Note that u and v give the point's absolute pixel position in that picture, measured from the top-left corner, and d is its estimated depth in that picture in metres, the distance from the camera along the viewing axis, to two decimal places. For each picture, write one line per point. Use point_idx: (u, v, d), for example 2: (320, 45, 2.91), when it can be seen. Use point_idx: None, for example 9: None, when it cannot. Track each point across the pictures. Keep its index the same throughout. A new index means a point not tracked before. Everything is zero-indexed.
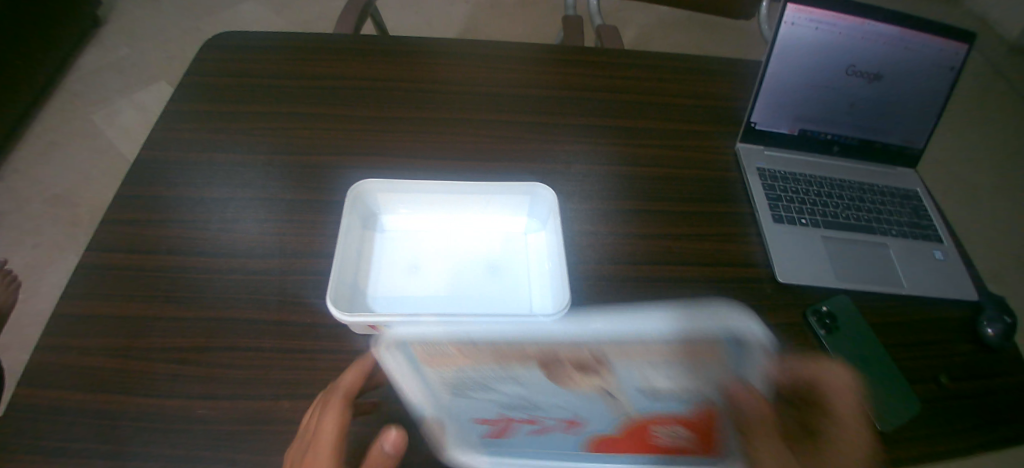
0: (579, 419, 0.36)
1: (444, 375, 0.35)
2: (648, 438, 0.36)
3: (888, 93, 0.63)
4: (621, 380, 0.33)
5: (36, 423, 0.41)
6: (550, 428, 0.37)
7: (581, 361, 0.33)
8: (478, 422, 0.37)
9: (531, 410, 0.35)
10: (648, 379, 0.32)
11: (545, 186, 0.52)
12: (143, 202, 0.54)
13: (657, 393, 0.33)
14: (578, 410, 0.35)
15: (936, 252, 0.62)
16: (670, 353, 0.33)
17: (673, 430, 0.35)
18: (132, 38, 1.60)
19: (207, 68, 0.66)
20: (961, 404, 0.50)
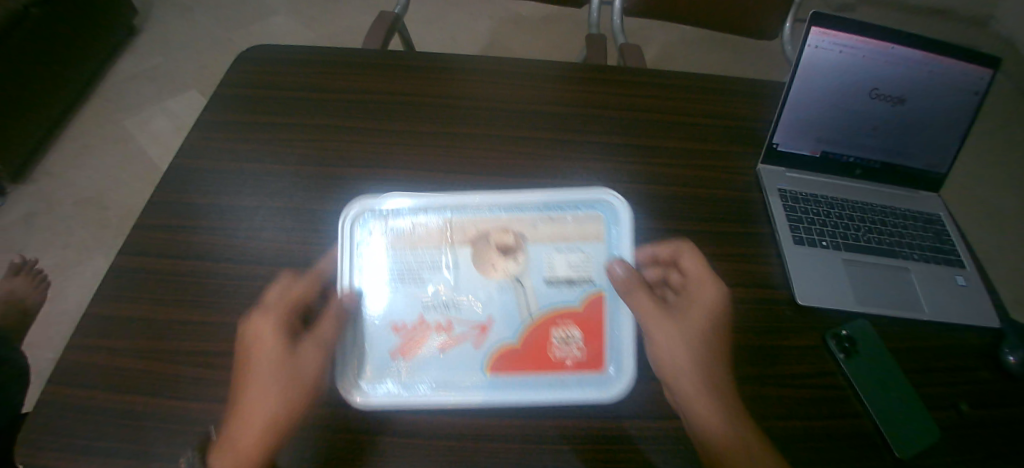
0: (489, 323, 0.48)
1: (400, 256, 0.50)
2: (543, 345, 0.47)
3: (911, 117, 0.63)
4: (533, 266, 0.50)
5: (68, 420, 0.42)
6: (456, 332, 0.48)
7: (501, 245, 0.50)
8: (393, 330, 0.48)
9: (447, 309, 0.48)
10: (552, 266, 0.50)
11: (615, 198, 0.53)
12: (175, 209, 0.56)
13: (556, 276, 0.50)
14: (495, 301, 0.49)
15: (959, 278, 0.61)
16: (569, 241, 0.51)
17: (569, 333, 0.48)
18: (164, 47, 1.66)
19: (239, 80, 0.69)
20: (983, 434, 0.49)
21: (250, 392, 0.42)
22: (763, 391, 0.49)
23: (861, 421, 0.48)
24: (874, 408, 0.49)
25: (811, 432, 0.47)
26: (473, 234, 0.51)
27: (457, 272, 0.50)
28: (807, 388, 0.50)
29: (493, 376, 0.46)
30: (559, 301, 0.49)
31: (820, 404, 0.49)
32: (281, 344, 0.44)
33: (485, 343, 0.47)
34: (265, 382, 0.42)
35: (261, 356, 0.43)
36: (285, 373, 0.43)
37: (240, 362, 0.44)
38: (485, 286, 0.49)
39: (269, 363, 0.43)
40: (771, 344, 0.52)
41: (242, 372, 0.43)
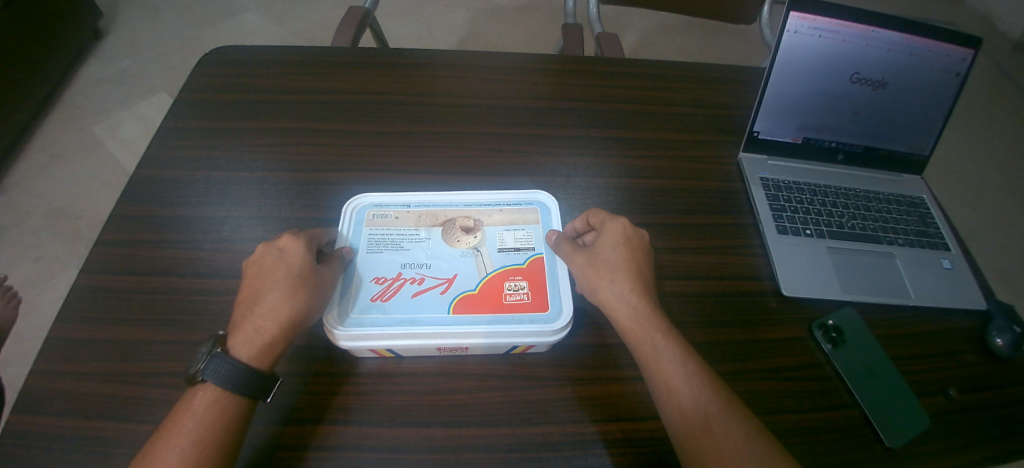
0: (454, 277, 0.47)
1: (376, 234, 0.50)
2: (499, 292, 0.46)
3: (892, 100, 0.62)
4: (487, 239, 0.50)
5: (29, 451, 0.40)
6: (428, 285, 0.46)
7: (464, 226, 0.51)
8: (375, 281, 0.46)
9: (420, 267, 0.48)
10: (502, 240, 0.50)
11: (550, 196, 0.54)
12: (138, 223, 0.53)
13: (505, 246, 0.50)
14: (456, 265, 0.48)
15: (944, 261, 0.61)
16: (516, 221, 0.52)
17: (518, 283, 0.47)
18: (133, 50, 1.61)
19: (204, 84, 0.66)
20: (972, 418, 0.49)
21: (259, 298, 0.43)
22: (751, 387, 0.48)
23: (850, 412, 0.48)
24: (862, 398, 0.48)
25: (801, 426, 0.46)
26: (441, 216, 0.51)
27: (426, 244, 0.49)
28: (796, 381, 0.49)
29: (453, 318, 0.44)
30: (507, 263, 0.48)
31: (809, 396, 0.48)
32: (287, 257, 0.45)
33: (450, 293, 0.46)
34: (273, 288, 0.43)
35: (269, 266, 0.45)
36: (288, 283, 0.43)
37: (251, 272, 0.45)
38: (446, 253, 0.49)
39: (276, 273, 0.44)
40: (759, 338, 0.51)
41: (253, 281, 0.45)
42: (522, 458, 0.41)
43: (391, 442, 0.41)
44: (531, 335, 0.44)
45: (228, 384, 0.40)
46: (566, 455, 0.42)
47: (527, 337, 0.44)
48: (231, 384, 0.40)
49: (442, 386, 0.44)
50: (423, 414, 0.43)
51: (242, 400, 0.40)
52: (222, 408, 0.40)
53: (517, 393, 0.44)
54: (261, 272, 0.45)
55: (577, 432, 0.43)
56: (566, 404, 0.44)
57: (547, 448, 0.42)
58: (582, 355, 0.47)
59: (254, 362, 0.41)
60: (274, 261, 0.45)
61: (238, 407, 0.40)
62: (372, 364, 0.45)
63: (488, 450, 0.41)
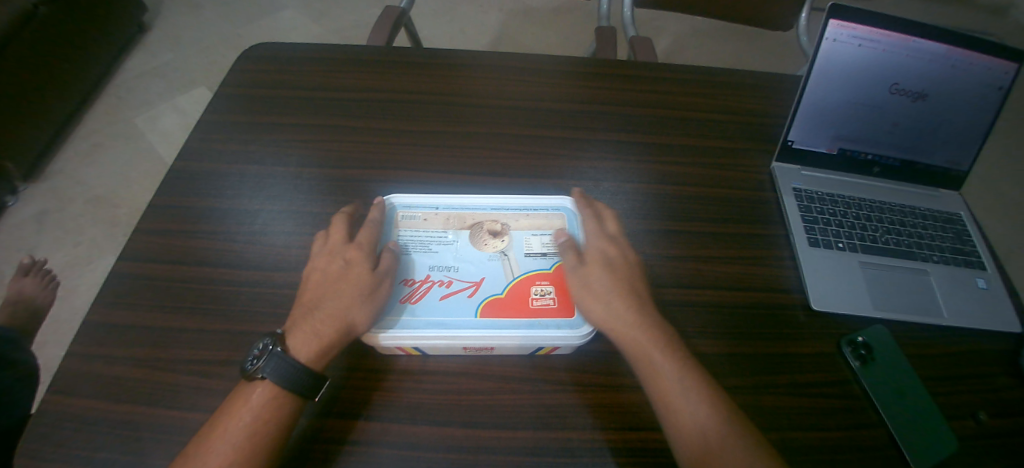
0: (481, 281, 0.47)
1: (405, 236, 0.51)
2: (526, 296, 0.47)
3: (933, 112, 0.60)
4: (514, 243, 0.50)
5: (66, 430, 0.42)
6: (456, 288, 0.47)
7: (491, 229, 0.51)
8: (404, 282, 0.47)
9: (447, 270, 0.48)
10: (530, 245, 0.50)
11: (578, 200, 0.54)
12: (175, 213, 0.55)
13: (532, 250, 0.50)
14: (483, 268, 0.48)
15: (980, 281, 0.59)
16: (543, 226, 0.52)
17: (544, 288, 0.47)
18: (171, 43, 1.66)
19: (241, 79, 0.67)
20: (1006, 445, 0.47)
21: (320, 300, 0.45)
22: (776, 402, 0.47)
23: (877, 432, 0.46)
24: (889, 418, 0.47)
25: (826, 443, 0.45)
26: (469, 220, 0.52)
27: (454, 247, 0.50)
28: (823, 397, 0.48)
29: (481, 322, 0.45)
30: (534, 268, 0.49)
31: (836, 414, 0.47)
32: (352, 264, 0.46)
33: (479, 297, 0.47)
34: (335, 292, 0.45)
35: (335, 271, 0.46)
36: (351, 288, 0.45)
37: (316, 276, 0.47)
38: (474, 256, 0.49)
39: (341, 278, 0.46)
40: (785, 352, 0.50)
41: (317, 283, 0.46)
42: (541, 462, 0.41)
43: (412, 440, 0.42)
44: (555, 334, 0.45)
45: (284, 381, 0.40)
46: (585, 462, 0.42)
47: (550, 336, 0.44)
48: (288, 381, 0.41)
49: (463, 386, 0.45)
50: (443, 413, 0.43)
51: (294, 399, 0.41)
52: (277, 404, 0.40)
53: (538, 397, 0.44)
54: (325, 273, 0.46)
55: (596, 439, 0.43)
56: (585, 410, 0.44)
57: (566, 453, 0.42)
58: (604, 361, 0.47)
59: (310, 362, 0.42)
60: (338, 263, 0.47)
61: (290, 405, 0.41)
62: (396, 362, 0.46)
63: (508, 453, 0.41)
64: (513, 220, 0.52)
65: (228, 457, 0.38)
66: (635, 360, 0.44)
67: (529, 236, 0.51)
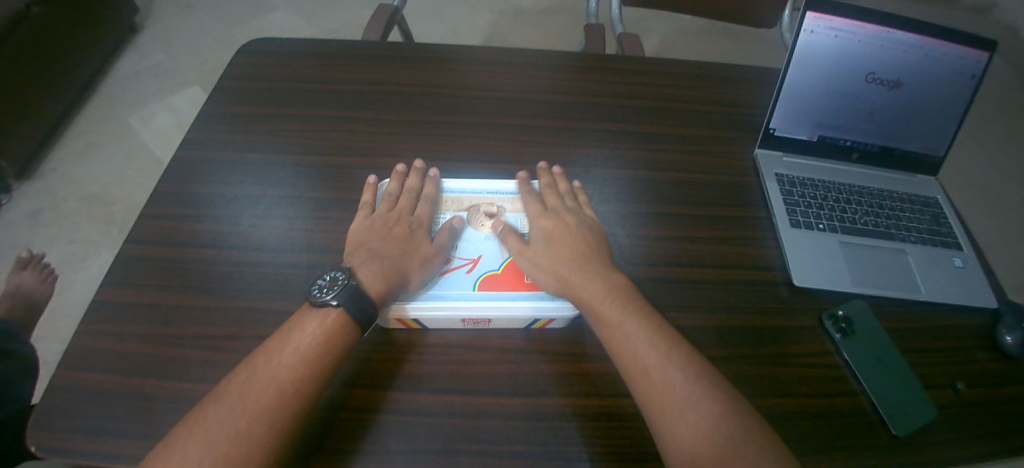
0: (478, 259, 0.51)
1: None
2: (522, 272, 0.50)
3: (907, 101, 0.63)
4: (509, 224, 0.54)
5: (77, 404, 0.43)
6: (455, 264, 0.50)
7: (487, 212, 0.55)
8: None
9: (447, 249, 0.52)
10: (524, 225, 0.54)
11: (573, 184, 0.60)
12: (179, 199, 0.57)
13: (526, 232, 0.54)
14: (481, 246, 0.52)
15: (956, 260, 0.61)
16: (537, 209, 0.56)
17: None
18: (167, 44, 1.67)
19: (241, 74, 0.69)
20: (981, 411, 0.49)
21: (388, 252, 0.49)
22: (760, 371, 0.49)
23: (858, 398, 0.48)
24: (870, 385, 0.49)
25: (809, 409, 0.47)
26: (466, 203, 0.56)
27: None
28: (806, 367, 0.50)
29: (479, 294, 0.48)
30: None
31: (819, 383, 0.49)
32: (417, 231, 0.52)
33: (476, 272, 0.50)
34: (402, 248, 0.50)
35: (401, 233, 0.51)
36: (417, 247, 0.50)
37: (382, 232, 0.52)
38: (471, 236, 0.53)
39: (407, 239, 0.51)
40: (769, 325, 0.52)
41: (382, 239, 0.51)
42: (538, 426, 0.43)
43: (413, 407, 0.43)
44: (549, 306, 0.47)
45: (352, 307, 0.44)
46: (579, 426, 0.43)
47: (546, 307, 0.47)
48: (354, 309, 0.44)
49: (462, 358, 0.46)
50: (442, 382, 0.45)
51: (319, 374, 0.42)
52: (302, 377, 0.41)
53: (534, 366, 0.46)
54: (387, 232, 0.51)
55: (591, 405, 0.44)
56: (580, 378, 0.46)
57: (561, 418, 0.44)
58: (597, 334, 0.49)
59: (375, 297, 0.45)
60: (399, 225, 0.52)
61: (314, 380, 0.41)
62: (397, 337, 0.48)
63: (505, 418, 0.43)
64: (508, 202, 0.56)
65: (247, 423, 0.38)
66: (594, 320, 0.47)
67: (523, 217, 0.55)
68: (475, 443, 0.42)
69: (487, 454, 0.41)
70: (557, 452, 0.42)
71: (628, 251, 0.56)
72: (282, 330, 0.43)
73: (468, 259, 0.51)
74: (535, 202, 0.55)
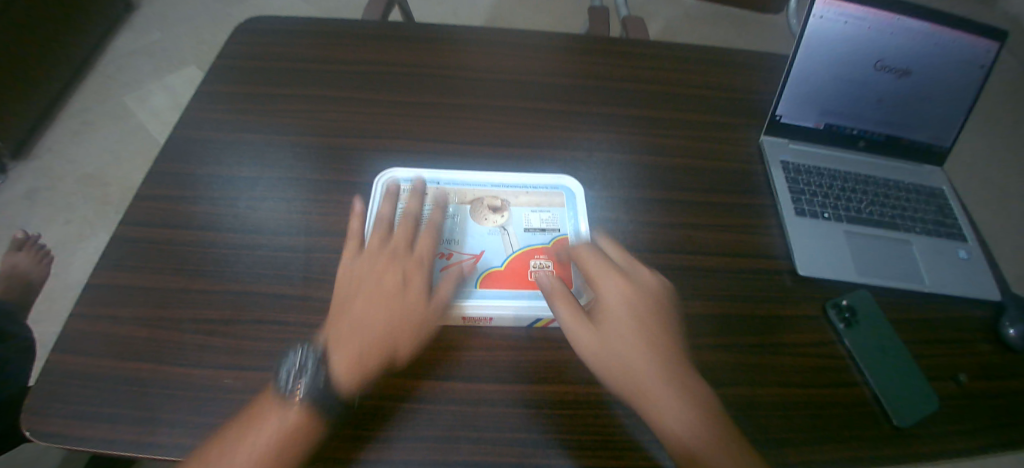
0: (480, 254, 0.49)
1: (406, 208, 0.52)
2: (525, 270, 0.49)
3: (916, 90, 0.62)
4: (513, 219, 0.52)
5: (72, 387, 0.42)
6: (457, 259, 0.49)
7: (491, 206, 0.53)
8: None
9: (448, 243, 0.50)
10: (528, 221, 0.52)
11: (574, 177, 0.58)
12: (175, 180, 0.55)
13: (531, 226, 0.51)
14: (483, 243, 0.50)
15: (960, 252, 0.61)
16: (543, 203, 0.53)
17: (543, 262, 0.49)
18: (161, 22, 1.64)
19: (237, 52, 0.68)
20: (982, 403, 0.49)
21: (374, 309, 0.43)
22: (763, 360, 0.48)
23: (860, 389, 0.48)
24: (873, 376, 0.48)
25: (811, 399, 0.46)
26: (469, 196, 0.53)
27: (454, 220, 0.51)
28: (808, 357, 0.49)
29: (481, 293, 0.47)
30: (532, 242, 0.50)
31: (822, 373, 0.48)
32: (410, 278, 0.46)
33: (478, 270, 0.48)
34: (391, 304, 0.44)
35: (391, 280, 0.45)
36: (408, 304, 0.44)
37: (370, 278, 0.45)
38: (474, 230, 0.51)
39: (398, 290, 0.45)
40: (772, 315, 0.52)
41: (370, 288, 0.45)
42: (538, 413, 0.43)
43: (412, 393, 0.43)
44: (552, 307, 0.47)
45: (319, 399, 0.39)
46: (580, 414, 0.43)
47: (548, 308, 0.46)
48: (322, 399, 0.39)
49: (462, 344, 0.46)
50: (443, 367, 0.45)
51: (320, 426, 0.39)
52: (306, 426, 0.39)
53: (535, 354, 0.46)
54: (377, 282, 0.45)
55: (591, 393, 0.44)
56: (581, 366, 0.46)
57: (561, 406, 0.43)
58: None
59: (350, 376, 0.40)
60: (393, 273, 0.46)
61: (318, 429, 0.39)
62: None
63: (505, 406, 0.43)
64: (513, 196, 0.54)
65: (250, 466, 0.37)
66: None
67: (527, 211, 0.53)
68: (474, 430, 0.41)
69: (486, 441, 0.41)
70: (557, 440, 0.42)
71: (630, 239, 0.55)
72: (280, 376, 0.40)
73: (470, 255, 0.49)
74: (596, 255, 0.48)
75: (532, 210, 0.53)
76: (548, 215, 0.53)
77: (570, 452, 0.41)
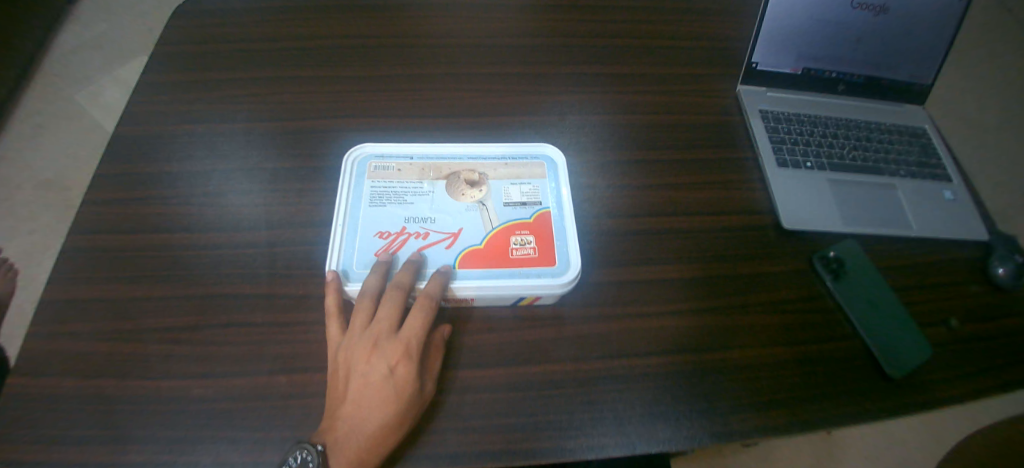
0: (458, 232, 0.46)
1: (379, 186, 0.49)
2: (505, 246, 0.46)
3: (896, 26, 0.59)
4: (492, 193, 0.49)
5: (34, 411, 0.40)
6: (433, 240, 0.46)
7: (468, 180, 0.50)
8: (379, 236, 0.46)
9: (424, 221, 0.47)
10: (508, 194, 0.49)
11: (553, 144, 0.55)
12: (123, 181, 0.52)
13: (510, 200, 0.48)
14: (461, 220, 0.47)
15: (946, 193, 0.59)
16: (522, 175, 0.50)
17: (524, 238, 0.46)
18: (105, 10, 1.54)
19: (177, 35, 0.62)
20: (970, 346, 0.49)
21: (366, 411, 0.38)
22: (750, 321, 0.47)
23: (850, 342, 0.47)
24: (863, 327, 0.48)
25: (801, 356, 0.46)
26: (445, 170, 0.51)
27: (430, 197, 0.48)
28: (796, 314, 0.48)
29: (459, 273, 0.44)
30: (513, 217, 0.47)
31: (811, 328, 0.48)
32: (400, 367, 0.40)
33: (455, 249, 0.45)
34: (384, 403, 0.38)
35: (379, 372, 0.39)
36: (402, 400, 0.39)
37: (357, 371, 0.40)
38: (450, 207, 0.48)
39: (387, 385, 0.39)
40: (757, 272, 0.50)
41: (358, 383, 0.39)
42: (524, 396, 0.41)
43: None
44: (532, 284, 0.44)
45: None
46: (567, 393, 0.42)
47: (528, 285, 0.44)
48: None
49: None
50: None
51: None
52: None
53: (518, 335, 0.44)
54: (366, 370, 0.39)
55: (578, 370, 0.43)
56: (566, 343, 0.44)
57: (549, 386, 0.42)
58: (580, 295, 0.47)
59: None
60: (381, 354, 0.40)
61: None
62: None
63: (490, 391, 0.41)
64: (492, 169, 0.51)
65: None
66: (630, 381, 0.43)
67: (507, 183, 0.50)
68: (460, 419, 0.40)
69: (473, 430, 0.40)
70: (545, 422, 0.40)
71: (609, 206, 0.53)
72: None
73: (447, 234, 0.46)
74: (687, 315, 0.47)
75: (512, 182, 0.50)
76: (530, 187, 0.50)
77: (560, 432, 0.40)
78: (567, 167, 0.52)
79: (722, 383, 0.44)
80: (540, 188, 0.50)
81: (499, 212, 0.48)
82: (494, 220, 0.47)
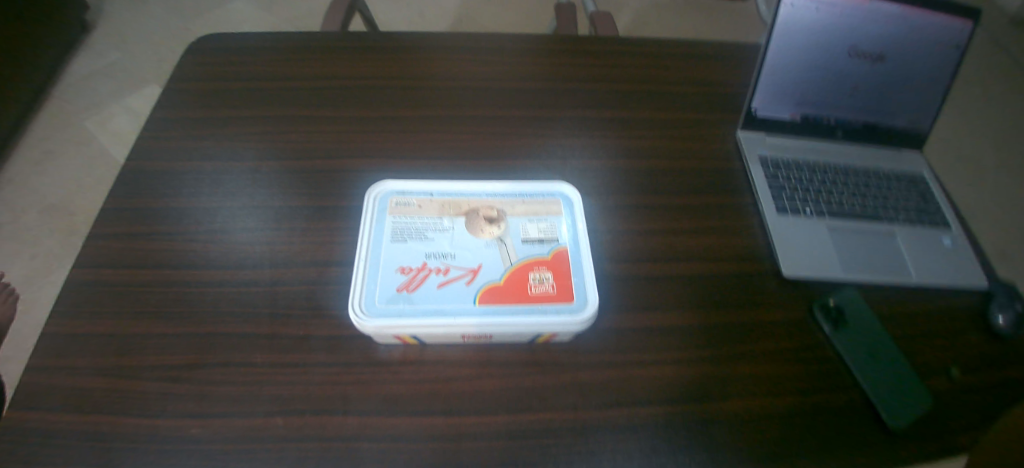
0: (478, 268, 0.46)
1: (400, 221, 0.49)
2: (524, 282, 0.46)
3: (892, 74, 0.61)
4: (510, 229, 0.49)
5: (27, 449, 0.39)
6: (453, 275, 0.46)
7: (487, 216, 0.50)
8: (400, 271, 0.45)
9: (444, 257, 0.47)
10: (526, 231, 0.49)
11: (565, 182, 0.56)
12: (131, 215, 0.52)
13: (528, 237, 0.49)
14: (482, 256, 0.47)
15: (945, 240, 0.60)
16: (539, 212, 0.51)
17: (542, 274, 0.46)
18: (122, 40, 1.59)
19: (191, 73, 0.65)
20: (974, 398, 0.48)
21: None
22: (751, 370, 0.47)
23: (852, 393, 0.47)
24: (866, 378, 0.47)
25: (803, 406, 0.45)
26: (464, 206, 0.51)
27: (450, 233, 0.49)
28: (798, 362, 0.48)
29: (480, 309, 0.44)
30: (531, 254, 0.47)
31: (813, 378, 0.47)
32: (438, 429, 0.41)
33: (476, 285, 0.45)
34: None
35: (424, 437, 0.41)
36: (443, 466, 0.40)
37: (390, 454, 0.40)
38: (470, 243, 0.48)
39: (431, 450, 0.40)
40: (758, 319, 0.50)
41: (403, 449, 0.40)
42: (523, 444, 0.41)
43: (392, 432, 0.41)
44: (551, 321, 0.44)
45: None
46: (566, 441, 0.41)
47: (547, 322, 0.44)
48: None
49: (439, 376, 0.44)
50: (425, 403, 0.43)
51: None
52: None
53: (518, 380, 0.44)
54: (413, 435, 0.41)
55: (577, 418, 0.43)
56: (566, 390, 0.44)
57: (547, 434, 0.42)
58: (581, 340, 0.47)
59: None
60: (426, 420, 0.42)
61: None
62: (368, 354, 0.45)
63: (488, 439, 0.41)
64: (511, 206, 0.51)
65: None
66: (629, 431, 0.42)
67: (526, 220, 0.50)
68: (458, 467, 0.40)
69: None
70: None
71: (610, 249, 0.54)
72: None
73: (467, 270, 0.46)
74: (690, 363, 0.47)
75: (530, 219, 0.50)
76: (547, 224, 0.50)
77: None
78: (582, 205, 0.52)
79: (720, 435, 0.43)
80: (557, 225, 0.50)
81: (518, 249, 0.48)
82: (514, 256, 0.47)
